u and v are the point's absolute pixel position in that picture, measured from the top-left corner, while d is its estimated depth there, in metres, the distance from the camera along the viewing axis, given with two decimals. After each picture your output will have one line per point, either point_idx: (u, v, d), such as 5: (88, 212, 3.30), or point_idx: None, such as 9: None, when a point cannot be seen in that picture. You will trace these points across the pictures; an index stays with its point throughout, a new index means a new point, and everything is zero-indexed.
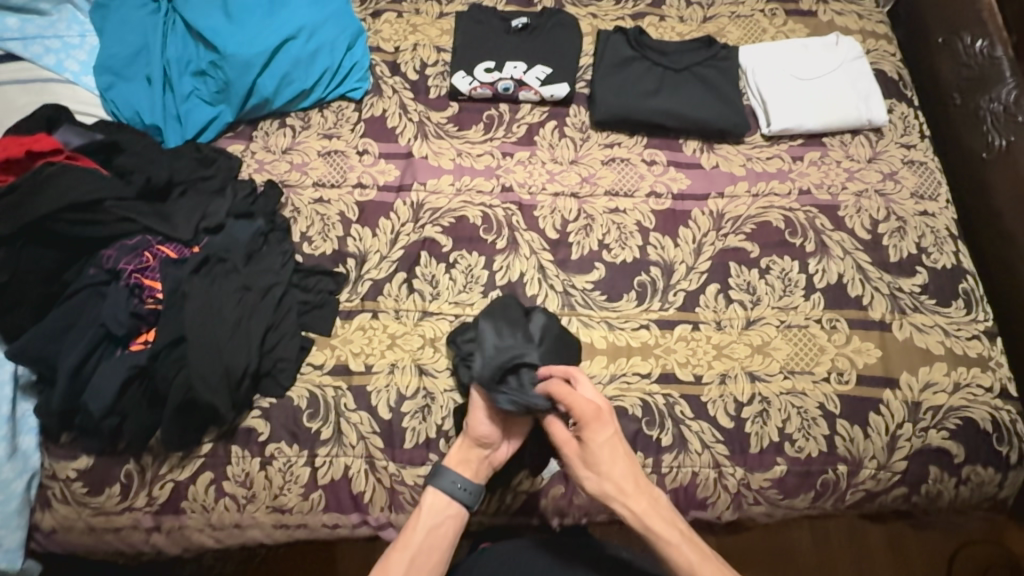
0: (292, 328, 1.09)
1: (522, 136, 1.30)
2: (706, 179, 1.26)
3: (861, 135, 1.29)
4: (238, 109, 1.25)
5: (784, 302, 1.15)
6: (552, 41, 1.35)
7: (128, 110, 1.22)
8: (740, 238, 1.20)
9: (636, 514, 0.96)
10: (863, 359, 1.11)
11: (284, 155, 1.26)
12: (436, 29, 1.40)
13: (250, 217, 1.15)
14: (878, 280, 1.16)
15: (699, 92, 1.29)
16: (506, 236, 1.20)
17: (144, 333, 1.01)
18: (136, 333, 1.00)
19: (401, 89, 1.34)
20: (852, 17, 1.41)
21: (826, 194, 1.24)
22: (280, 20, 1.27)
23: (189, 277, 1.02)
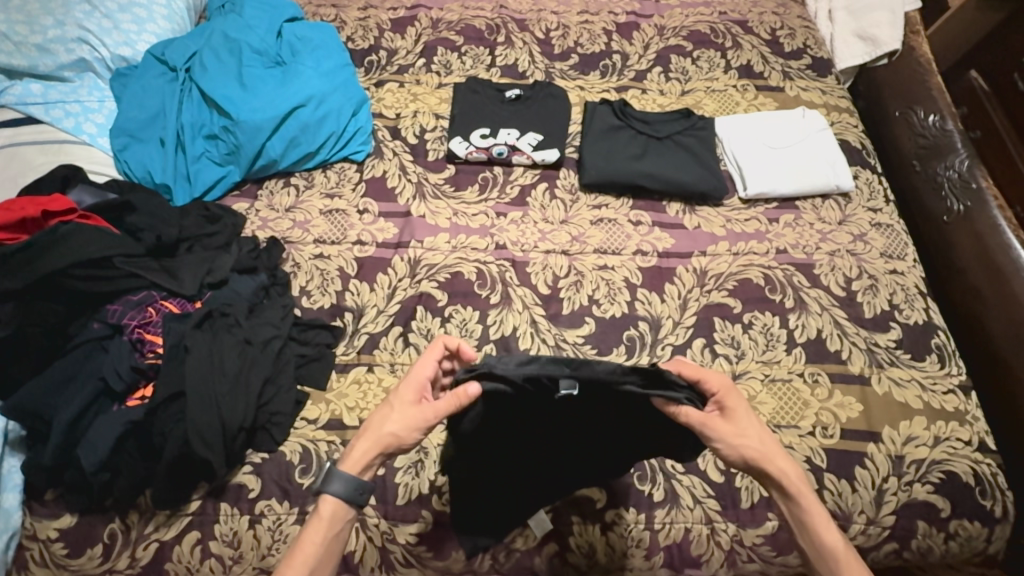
0: (289, 381, 1.11)
1: (515, 197, 1.37)
2: (689, 239, 1.33)
3: (831, 199, 1.38)
4: (246, 169, 1.32)
5: (767, 356, 1.20)
6: (543, 110, 1.46)
7: (140, 169, 1.28)
8: (723, 294, 1.26)
9: (790, 484, 0.80)
10: (846, 413, 1.14)
11: (287, 214, 1.32)
12: (435, 97, 1.51)
13: (252, 272, 1.19)
14: (855, 335, 1.22)
15: (680, 158, 1.38)
16: (500, 291, 1.25)
17: (142, 388, 1.01)
18: (134, 388, 1.00)
19: (401, 152, 1.42)
20: (817, 92, 1.54)
21: (802, 253, 1.31)
22: (291, 89, 1.37)
23: (192, 331, 1.03)
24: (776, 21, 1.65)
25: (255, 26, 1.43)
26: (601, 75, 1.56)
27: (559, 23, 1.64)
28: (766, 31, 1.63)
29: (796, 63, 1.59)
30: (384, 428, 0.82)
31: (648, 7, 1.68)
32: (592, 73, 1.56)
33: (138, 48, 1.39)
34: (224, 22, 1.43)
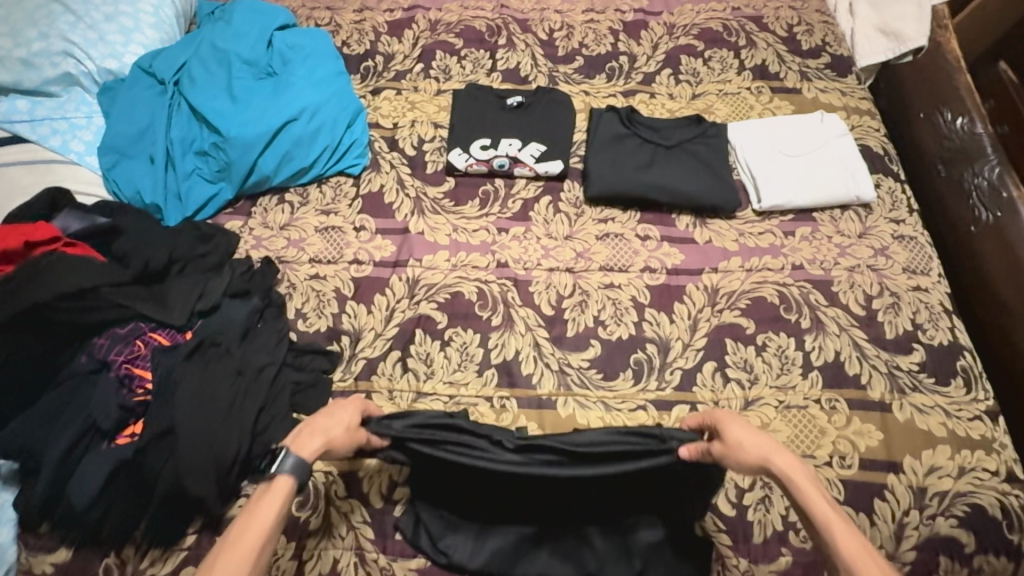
0: (284, 409, 1.06)
1: (517, 211, 1.32)
2: (700, 254, 1.27)
3: (850, 211, 1.31)
4: (238, 186, 1.28)
5: (782, 381, 1.14)
6: (546, 118, 1.39)
7: (130, 188, 1.24)
8: (736, 314, 1.21)
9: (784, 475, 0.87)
10: (865, 442, 1.09)
11: (282, 232, 1.28)
12: (433, 105, 1.44)
13: (246, 296, 1.15)
14: (875, 358, 1.16)
15: (691, 168, 1.31)
16: (501, 313, 1.20)
17: (132, 425, 0.98)
18: (124, 425, 0.97)
19: (398, 164, 1.37)
20: (836, 94, 1.46)
21: (820, 269, 1.24)
22: (283, 101, 1.32)
23: (181, 363, 1.00)
24: (793, 16, 1.56)
25: (245, 34, 1.38)
26: (607, 78, 1.49)
27: (563, 23, 1.56)
28: (782, 27, 1.54)
29: (814, 62, 1.50)
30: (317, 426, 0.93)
31: (657, 3, 1.59)
32: (598, 76, 1.49)
33: (125, 59, 1.34)
34: (213, 31, 1.38)
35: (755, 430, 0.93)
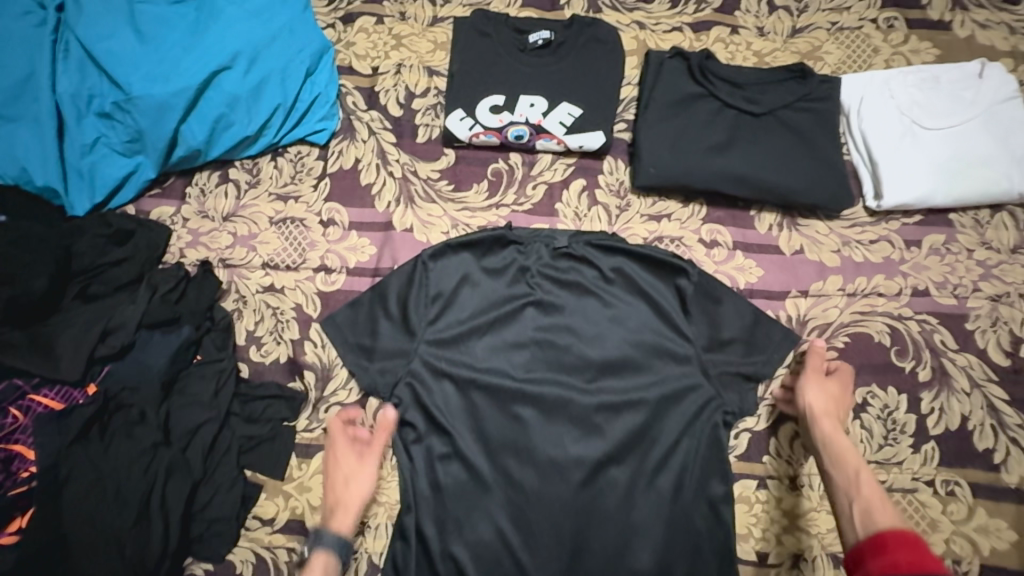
0: (230, 476, 0.84)
1: (539, 201, 0.98)
2: (785, 270, 0.94)
3: (1003, 212, 0.94)
4: (161, 162, 0.94)
5: (885, 455, 0.86)
6: (585, 65, 0.99)
7: (10, 165, 0.90)
8: (829, 357, 0.90)
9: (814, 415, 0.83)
10: (990, 542, 0.82)
11: (225, 224, 0.97)
12: (428, 42, 1.05)
13: (174, 323, 0.86)
14: (1017, 428, 0.86)
15: (785, 145, 0.93)
16: (508, 373, 0.90)
17: (16, 520, 0.72)
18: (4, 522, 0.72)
19: (379, 130, 1.01)
20: (1001, 31, 1.02)
21: (951, 297, 0.91)
22: (214, 37, 0.93)
23: (70, 446, 0.76)
24: None
25: None
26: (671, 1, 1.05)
27: None
28: None
29: None
30: (406, 458, 0.88)
31: None
32: None
33: None
34: None
35: (840, 394, 0.85)
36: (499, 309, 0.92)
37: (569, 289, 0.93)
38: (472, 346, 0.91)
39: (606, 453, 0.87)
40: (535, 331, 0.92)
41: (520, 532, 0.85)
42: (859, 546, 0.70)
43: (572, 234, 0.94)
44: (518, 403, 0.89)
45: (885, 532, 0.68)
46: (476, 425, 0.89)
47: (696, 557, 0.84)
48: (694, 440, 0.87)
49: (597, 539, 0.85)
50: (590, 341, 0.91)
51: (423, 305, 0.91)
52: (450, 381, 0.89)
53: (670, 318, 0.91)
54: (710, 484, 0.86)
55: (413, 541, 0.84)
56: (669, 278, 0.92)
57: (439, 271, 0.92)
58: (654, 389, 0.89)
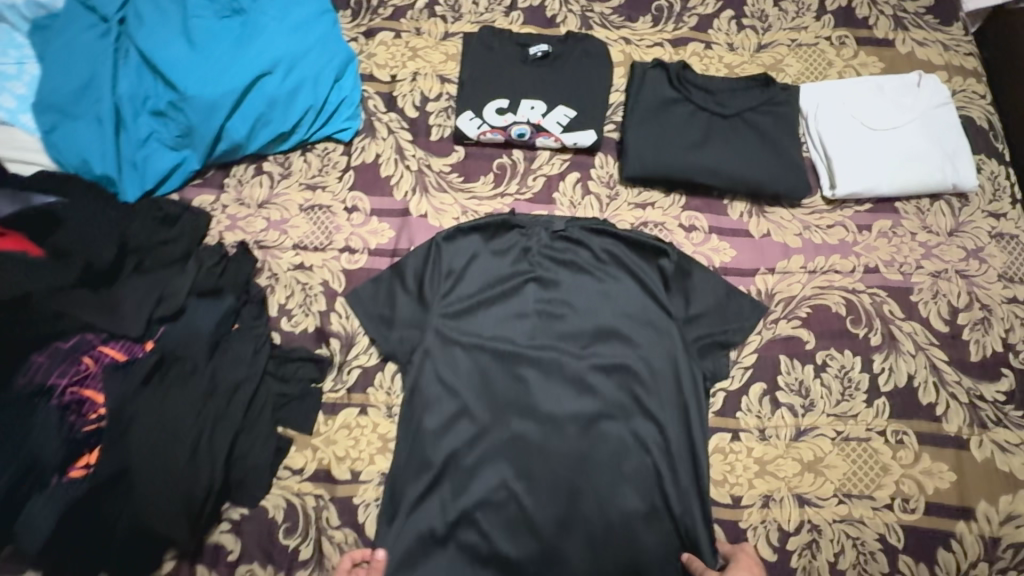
0: (267, 428, 0.96)
1: (539, 191, 1.11)
2: (754, 250, 1.07)
3: (941, 201, 1.08)
4: (205, 155, 1.07)
5: (842, 409, 0.98)
6: (579, 74, 1.13)
7: (74, 155, 1.02)
8: (794, 325, 1.03)
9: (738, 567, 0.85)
10: (934, 483, 0.94)
11: (260, 210, 1.09)
12: (440, 53, 1.20)
13: (216, 294, 0.99)
14: (955, 385, 0.98)
15: (751, 143, 1.08)
16: (512, 339, 1.02)
17: (86, 455, 0.83)
18: (76, 457, 0.82)
19: (397, 129, 1.15)
20: (937, 48, 1.18)
21: (897, 273, 1.05)
22: (256, 47, 1.07)
23: (138, 390, 0.87)
24: None
25: None
26: (653, 20, 1.20)
27: None
28: None
29: (912, 6, 1.21)
30: (423, 415, 0.98)
31: None
32: (641, 19, 1.21)
33: None
34: None
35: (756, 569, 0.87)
36: (504, 284, 1.04)
37: (566, 267, 1.05)
38: (480, 316, 1.03)
39: (598, 409, 0.99)
40: (537, 304, 1.04)
41: (523, 478, 0.96)
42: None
43: (568, 219, 1.07)
44: (522, 366, 1.01)
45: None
46: (484, 385, 1.00)
47: (679, 499, 0.95)
48: (676, 399, 0.99)
49: (591, 485, 0.95)
50: (585, 313, 1.03)
51: (438, 280, 1.03)
52: (461, 346, 1.01)
53: (655, 292, 1.03)
54: (691, 435, 0.97)
55: (428, 486, 0.95)
56: (653, 257, 1.05)
57: (452, 250, 1.05)
58: (640, 353, 1.01)
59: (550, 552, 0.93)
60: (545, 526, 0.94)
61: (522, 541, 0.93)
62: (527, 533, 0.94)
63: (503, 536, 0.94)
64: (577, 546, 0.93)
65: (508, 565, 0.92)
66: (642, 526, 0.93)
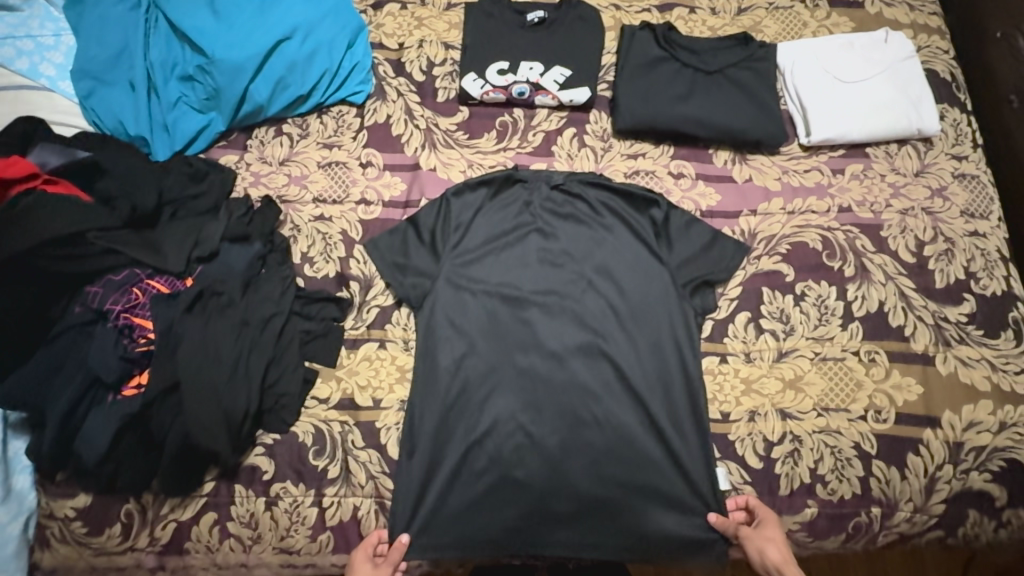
0: (295, 360, 1.04)
1: (538, 145, 1.20)
2: (738, 194, 1.17)
3: (908, 145, 1.18)
4: (230, 117, 1.16)
5: (819, 333, 1.08)
6: (573, 38, 1.23)
7: (110, 118, 1.11)
8: (775, 261, 1.12)
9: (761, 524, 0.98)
10: (903, 396, 1.04)
11: (281, 167, 1.18)
12: (443, 23, 1.29)
13: (245, 240, 1.08)
14: (922, 309, 1.08)
15: (733, 96, 1.17)
16: (517, 284, 1.11)
17: (137, 375, 0.96)
18: (128, 377, 0.95)
19: (406, 92, 1.24)
20: (903, 8, 1.28)
21: (868, 211, 1.14)
22: (275, 17, 1.16)
23: (182, 316, 0.97)
24: None
25: None
26: None
27: None
28: None
29: None
30: (437, 353, 1.07)
31: None
32: None
33: None
34: None
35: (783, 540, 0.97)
36: (509, 235, 1.14)
37: (565, 218, 1.14)
38: (487, 263, 1.12)
39: (597, 344, 1.08)
40: (539, 252, 1.13)
41: (530, 406, 1.05)
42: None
43: (566, 173, 1.16)
44: (526, 307, 1.10)
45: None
46: (492, 324, 1.09)
47: (672, 421, 1.04)
48: (669, 332, 1.08)
49: (591, 412, 1.04)
50: (583, 259, 1.12)
51: (448, 231, 1.13)
52: (470, 290, 1.10)
53: (647, 238, 1.13)
54: (682, 364, 1.07)
55: (443, 415, 1.04)
56: (645, 206, 1.14)
57: (460, 204, 1.14)
58: (634, 294, 1.10)
59: (557, 470, 1.02)
60: (550, 449, 1.02)
61: (530, 460, 1.02)
62: (534, 455, 1.02)
63: (512, 458, 1.02)
64: (581, 464, 1.02)
65: (518, 480, 1.01)
66: (639, 446, 1.02)
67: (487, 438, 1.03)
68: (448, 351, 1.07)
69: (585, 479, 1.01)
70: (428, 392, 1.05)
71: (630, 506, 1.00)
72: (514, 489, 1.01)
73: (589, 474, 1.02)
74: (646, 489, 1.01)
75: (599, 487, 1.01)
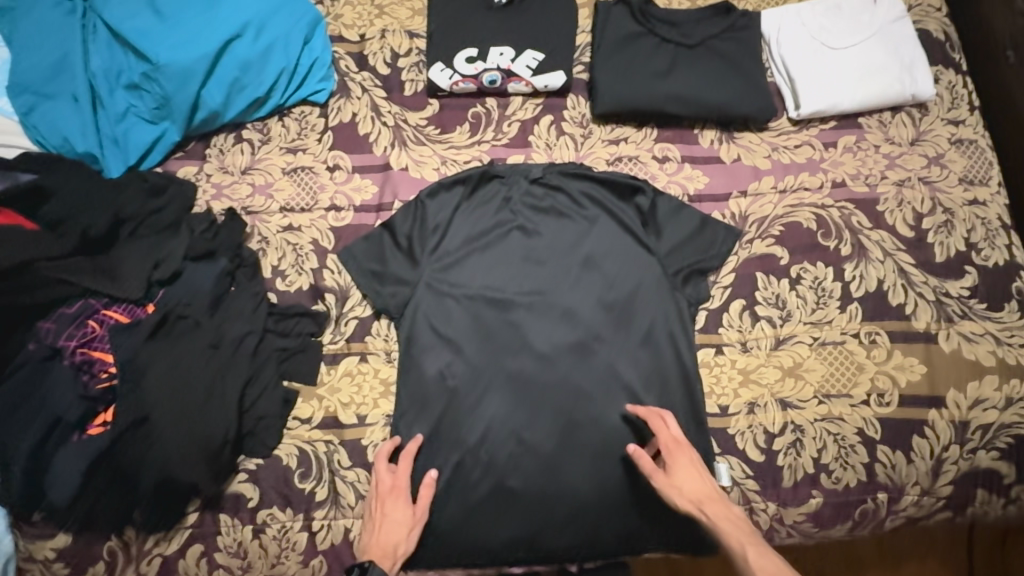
0: (273, 378, 1.00)
1: (514, 136, 1.14)
2: (726, 176, 1.11)
3: (902, 113, 1.12)
4: (184, 125, 1.08)
5: (817, 317, 1.03)
6: (543, 19, 1.16)
7: (55, 136, 1.04)
8: (768, 244, 1.08)
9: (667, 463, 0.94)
10: (906, 377, 1.00)
11: (244, 177, 1.12)
12: (406, 9, 1.21)
13: (211, 257, 1.03)
14: (923, 285, 1.04)
15: (716, 71, 1.10)
16: (501, 285, 1.06)
17: (102, 413, 0.91)
18: (93, 414, 0.90)
19: (371, 87, 1.17)
20: None
21: (863, 185, 1.09)
22: (222, 14, 1.08)
23: (144, 345, 0.92)
24: None
25: None
26: None
27: None
28: None
29: None
30: (422, 363, 1.02)
31: None
32: None
33: None
34: None
35: (696, 471, 0.93)
36: (489, 234, 1.08)
37: (547, 212, 1.09)
38: (468, 265, 1.07)
39: (587, 343, 1.03)
40: (521, 249, 1.08)
41: (522, 413, 1.00)
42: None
43: (546, 165, 1.10)
44: (512, 309, 1.05)
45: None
46: (478, 329, 1.04)
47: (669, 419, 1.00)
48: (662, 327, 1.03)
49: (586, 414, 1.00)
50: (569, 254, 1.07)
51: (425, 235, 1.07)
52: (452, 295, 1.05)
53: (634, 229, 1.07)
54: (678, 358, 1.02)
55: (432, 428, 1.00)
56: (630, 195, 1.09)
57: (436, 205, 1.08)
58: (624, 288, 1.05)
59: (553, 476, 0.98)
60: (546, 455, 0.99)
61: (526, 468, 0.99)
62: (529, 463, 0.99)
63: (507, 467, 0.98)
64: (578, 469, 0.99)
65: (513, 490, 0.98)
66: (637, 446, 0.99)
67: (479, 448, 0.99)
68: (434, 361, 1.03)
69: (583, 484, 0.98)
70: (415, 406, 1.01)
71: (631, 506, 0.99)
72: (511, 499, 0.98)
73: (587, 479, 0.99)
74: (645, 489, 0.99)
75: (598, 491, 0.98)
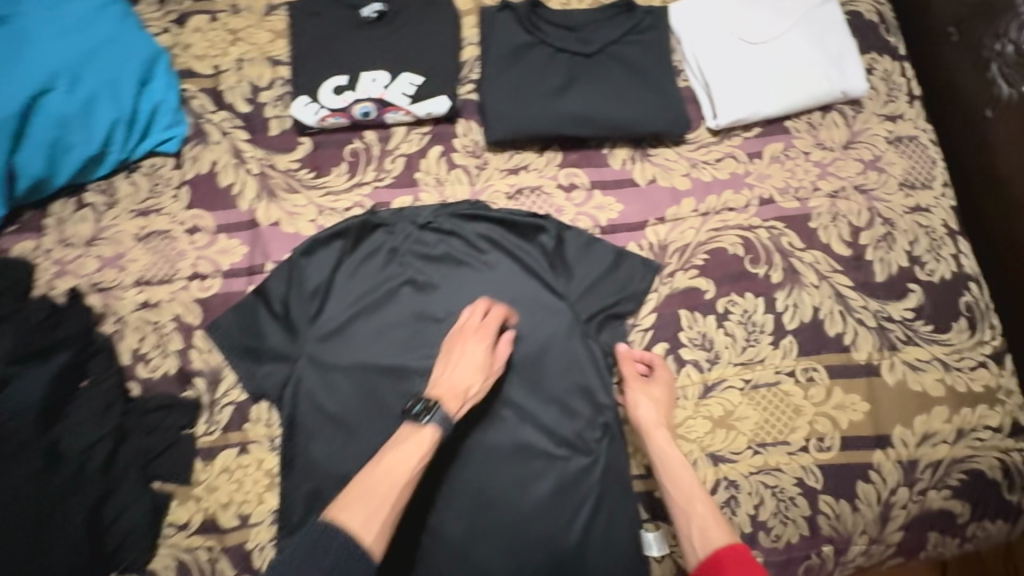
0: (136, 486, 0.88)
1: (400, 174, 1.00)
2: (641, 201, 0.98)
3: (833, 111, 1.00)
4: (9, 198, 0.93)
5: (748, 356, 0.92)
6: (422, 33, 1.00)
7: None
8: (691, 276, 0.95)
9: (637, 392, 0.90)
10: (847, 416, 0.90)
11: (90, 248, 0.97)
12: (266, 31, 1.04)
13: (48, 354, 0.89)
14: (862, 310, 0.93)
15: (620, 81, 0.97)
16: (393, 349, 0.93)
17: None
18: None
19: (231, 129, 1.01)
20: None
21: (793, 200, 0.97)
22: (32, 62, 0.93)
23: None
24: None
25: None
26: None
27: None
28: None
29: None
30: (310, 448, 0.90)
31: None
32: None
33: None
34: None
35: (660, 396, 0.90)
36: (376, 291, 0.95)
37: (441, 260, 0.96)
38: (355, 330, 0.94)
39: (494, 408, 0.92)
40: (414, 306, 0.95)
41: (426, 495, 0.89)
42: (700, 569, 0.75)
43: (436, 207, 0.97)
44: (407, 376, 0.92)
45: (720, 550, 0.75)
46: (370, 404, 0.92)
47: (592, 487, 0.89)
48: (576, 383, 0.92)
49: (497, 489, 0.89)
50: (468, 307, 0.94)
51: (304, 300, 0.94)
52: (338, 367, 0.92)
53: (539, 273, 0.95)
54: (597, 416, 0.91)
55: None
56: (532, 234, 0.96)
57: (313, 265, 0.95)
58: (532, 341, 0.93)
59: (466, 565, 0.88)
60: (456, 540, 0.88)
61: (434, 558, 0.88)
62: (438, 550, 0.88)
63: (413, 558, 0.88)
64: (493, 555, 0.88)
65: None
66: (558, 521, 0.88)
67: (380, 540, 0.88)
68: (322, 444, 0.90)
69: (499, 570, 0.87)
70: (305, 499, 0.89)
71: None
72: None
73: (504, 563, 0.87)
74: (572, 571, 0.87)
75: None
